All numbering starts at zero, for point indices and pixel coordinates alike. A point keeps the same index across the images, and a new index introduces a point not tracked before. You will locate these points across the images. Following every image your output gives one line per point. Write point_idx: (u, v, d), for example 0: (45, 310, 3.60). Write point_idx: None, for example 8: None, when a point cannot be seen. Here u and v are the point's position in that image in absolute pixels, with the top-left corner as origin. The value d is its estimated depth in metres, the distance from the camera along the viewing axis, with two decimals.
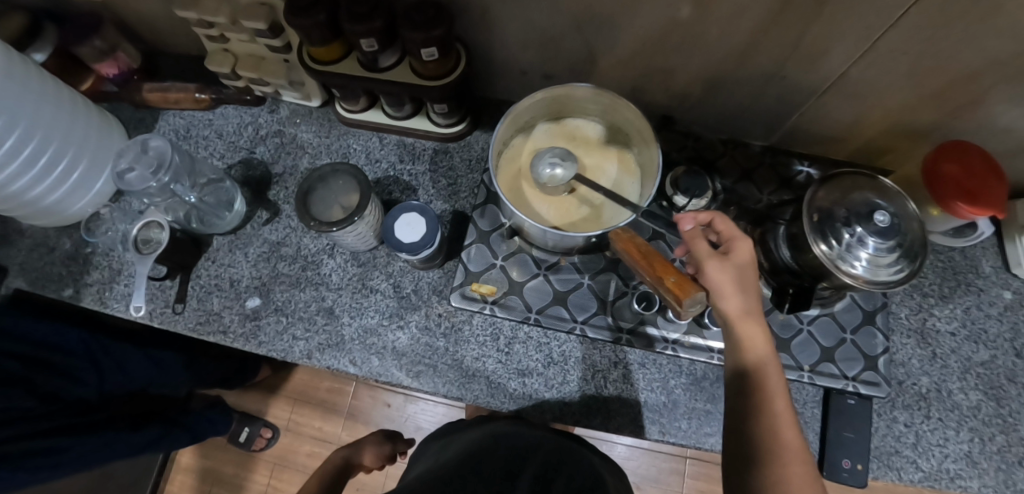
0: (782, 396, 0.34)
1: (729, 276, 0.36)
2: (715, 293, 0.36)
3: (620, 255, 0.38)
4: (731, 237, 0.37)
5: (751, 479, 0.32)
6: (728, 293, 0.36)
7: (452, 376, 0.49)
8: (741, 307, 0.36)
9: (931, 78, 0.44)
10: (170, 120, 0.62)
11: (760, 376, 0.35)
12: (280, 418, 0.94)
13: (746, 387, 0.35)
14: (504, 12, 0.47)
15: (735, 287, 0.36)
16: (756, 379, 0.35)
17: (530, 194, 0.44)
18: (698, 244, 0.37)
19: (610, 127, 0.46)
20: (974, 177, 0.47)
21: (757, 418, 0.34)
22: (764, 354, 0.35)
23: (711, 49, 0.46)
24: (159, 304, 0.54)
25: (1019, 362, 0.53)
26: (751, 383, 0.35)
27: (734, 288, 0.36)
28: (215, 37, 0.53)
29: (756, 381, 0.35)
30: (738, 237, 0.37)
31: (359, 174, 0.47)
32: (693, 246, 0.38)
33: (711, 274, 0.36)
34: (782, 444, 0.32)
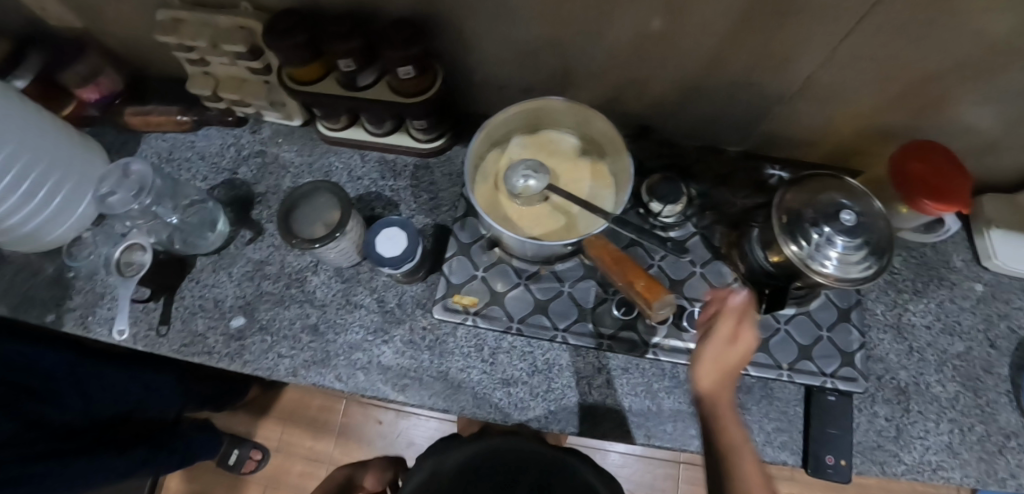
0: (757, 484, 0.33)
1: (725, 353, 0.35)
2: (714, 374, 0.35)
3: (593, 261, 0.39)
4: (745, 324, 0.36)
5: None
6: (711, 360, 0.35)
7: (438, 388, 0.49)
8: (718, 369, 0.35)
9: (893, 80, 0.45)
10: (153, 143, 0.62)
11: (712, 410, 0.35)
12: (271, 438, 0.94)
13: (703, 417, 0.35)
14: (478, 29, 0.48)
15: (725, 359, 0.35)
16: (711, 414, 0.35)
17: (507, 206, 0.45)
18: (719, 325, 0.35)
19: (583, 137, 0.47)
20: (938, 175, 0.48)
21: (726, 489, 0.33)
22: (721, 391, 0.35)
23: (682, 59, 0.47)
24: (142, 327, 0.54)
25: (993, 353, 0.55)
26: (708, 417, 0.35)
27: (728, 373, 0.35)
28: (196, 61, 0.54)
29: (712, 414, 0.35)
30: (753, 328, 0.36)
31: (341, 192, 0.48)
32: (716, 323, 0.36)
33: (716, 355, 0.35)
34: None
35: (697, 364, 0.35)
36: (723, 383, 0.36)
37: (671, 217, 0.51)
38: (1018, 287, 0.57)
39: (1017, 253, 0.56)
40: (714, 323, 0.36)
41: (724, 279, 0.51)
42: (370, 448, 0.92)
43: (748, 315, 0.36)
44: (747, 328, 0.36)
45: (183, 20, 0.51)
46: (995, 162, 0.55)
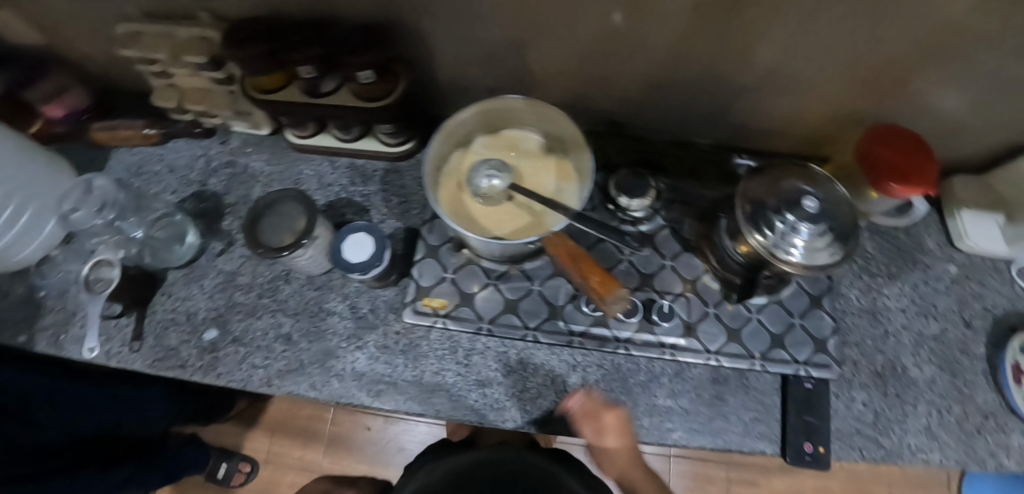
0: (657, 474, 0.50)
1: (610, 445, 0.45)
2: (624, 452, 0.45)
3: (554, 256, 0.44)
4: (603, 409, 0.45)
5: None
6: (617, 449, 0.45)
7: (413, 392, 0.49)
8: (622, 450, 0.45)
9: (853, 66, 0.45)
10: (122, 158, 0.62)
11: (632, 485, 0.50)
12: (260, 450, 0.93)
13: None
14: (438, 31, 0.48)
15: (616, 447, 0.45)
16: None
17: (472, 206, 0.44)
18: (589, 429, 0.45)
19: (547, 135, 0.47)
20: (905, 158, 0.48)
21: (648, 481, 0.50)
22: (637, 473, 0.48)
23: (644, 54, 0.47)
24: (115, 343, 0.53)
25: (969, 333, 0.55)
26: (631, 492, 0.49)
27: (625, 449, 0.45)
28: (160, 74, 0.54)
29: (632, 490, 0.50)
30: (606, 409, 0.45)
31: (308, 199, 0.48)
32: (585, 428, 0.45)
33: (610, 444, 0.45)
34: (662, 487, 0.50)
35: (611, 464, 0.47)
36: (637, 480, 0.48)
37: (639, 211, 0.51)
38: (991, 267, 0.58)
39: (988, 232, 0.56)
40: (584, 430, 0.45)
41: (695, 271, 0.51)
42: (360, 455, 0.92)
43: (596, 405, 0.45)
44: (603, 413, 0.45)
45: (142, 33, 0.50)
46: (962, 143, 0.56)
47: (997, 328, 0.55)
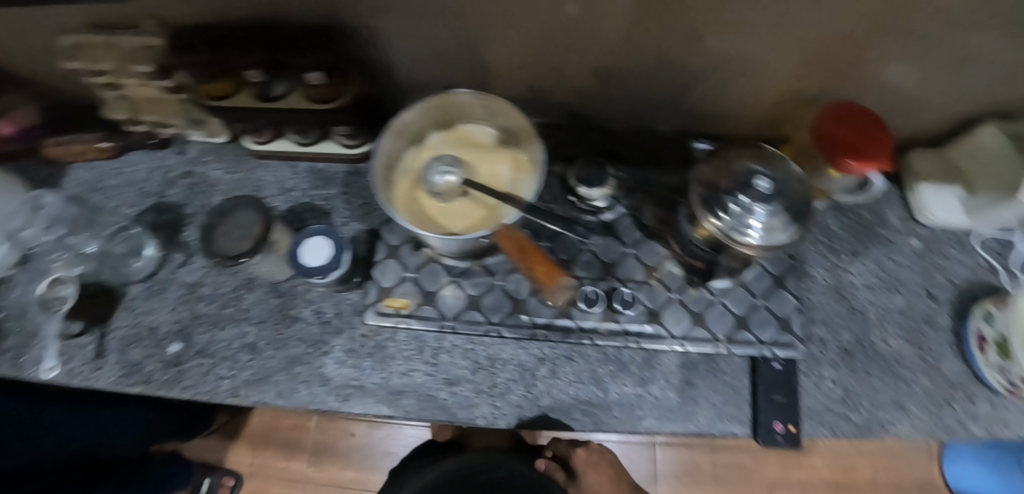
0: None
1: None
2: None
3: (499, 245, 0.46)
4: None
5: None
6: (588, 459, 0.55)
7: (381, 395, 0.49)
8: None
9: (803, 46, 0.45)
10: (78, 175, 0.61)
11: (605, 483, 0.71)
12: (244, 462, 0.92)
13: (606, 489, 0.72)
14: (385, 29, 0.47)
15: None
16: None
17: (427, 204, 0.44)
18: None
19: (501, 127, 0.47)
20: (860, 135, 0.48)
21: None
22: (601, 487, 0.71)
23: (595, 43, 0.47)
24: (77, 362, 0.52)
25: (933, 305, 0.56)
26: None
27: None
28: (108, 85, 0.52)
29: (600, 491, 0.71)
30: None
31: (261, 206, 0.48)
32: None
33: None
34: None
35: None
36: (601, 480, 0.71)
37: (600, 201, 0.51)
38: (953, 239, 0.58)
39: (948, 205, 0.57)
40: None
41: (658, 257, 0.51)
42: (346, 461, 0.92)
43: None
44: None
45: (84, 45, 0.49)
46: (915, 118, 0.56)
47: (961, 299, 0.56)
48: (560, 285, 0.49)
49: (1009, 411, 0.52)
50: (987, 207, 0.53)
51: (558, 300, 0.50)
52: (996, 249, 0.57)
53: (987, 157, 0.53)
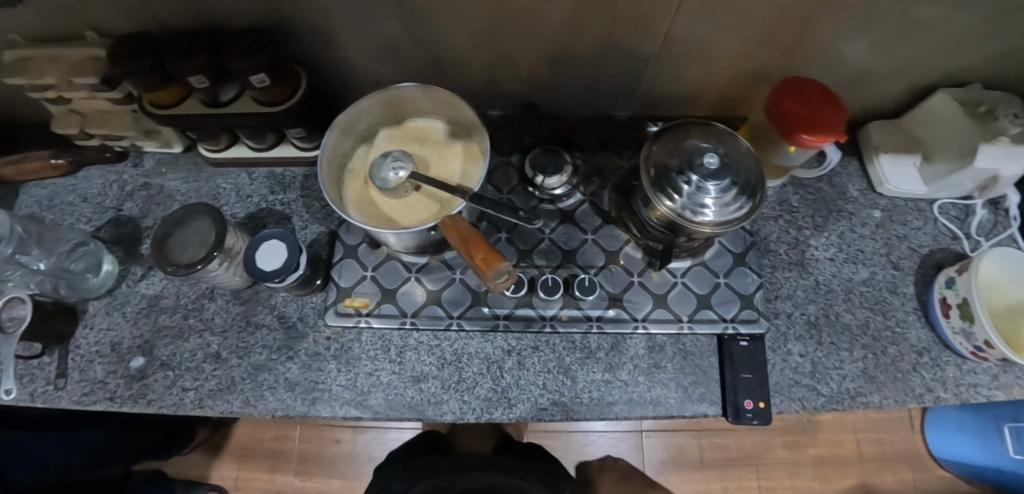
0: None
1: None
2: None
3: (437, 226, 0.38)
4: None
5: None
6: None
7: (348, 397, 0.48)
8: None
9: (748, 23, 0.45)
10: (33, 192, 0.59)
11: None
12: (229, 477, 0.92)
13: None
14: (329, 27, 0.46)
15: None
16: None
17: (380, 203, 0.44)
18: None
19: (450, 121, 0.47)
20: (812, 108, 0.49)
21: None
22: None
23: (541, 30, 0.47)
24: (38, 384, 0.51)
25: (897, 274, 0.56)
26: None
27: None
28: (56, 100, 0.52)
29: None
30: None
31: (215, 212, 0.47)
32: None
33: None
34: None
35: None
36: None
37: (558, 189, 0.51)
38: (914, 209, 0.59)
39: (906, 175, 0.58)
40: None
41: (618, 242, 0.51)
42: (332, 469, 0.91)
43: None
44: None
45: (29, 59, 0.49)
46: (867, 89, 0.57)
47: (925, 266, 0.56)
48: (501, 270, 0.38)
49: (977, 375, 0.52)
50: (940, 176, 0.55)
51: (501, 285, 0.40)
52: (956, 216, 0.58)
53: (943, 124, 0.55)
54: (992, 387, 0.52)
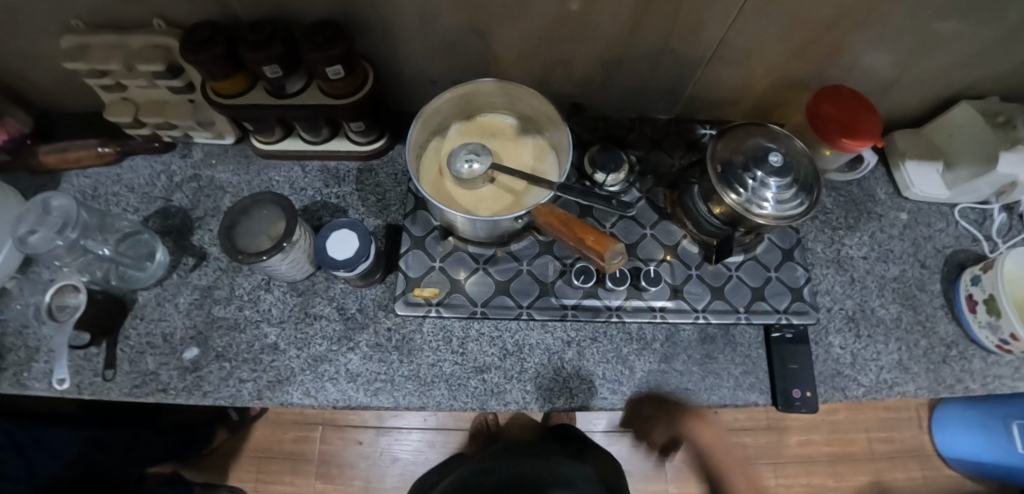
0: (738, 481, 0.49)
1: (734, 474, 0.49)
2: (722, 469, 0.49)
3: (544, 227, 0.43)
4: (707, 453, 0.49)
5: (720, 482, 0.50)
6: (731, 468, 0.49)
7: (411, 387, 0.48)
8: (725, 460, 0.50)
9: (797, 35, 0.49)
10: (75, 181, 0.58)
11: (721, 468, 0.49)
12: (247, 480, 0.89)
13: (715, 468, 0.50)
14: (399, 25, 0.48)
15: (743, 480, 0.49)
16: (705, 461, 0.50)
17: (456, 194, 0.45)
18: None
19: (520, 117, 0.48)
20: (855, 112, 0.51)
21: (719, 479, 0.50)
22: (726, 456, 0.49)
23: (604, 35, 0.49)
24: (86, 375, 0.49)
25: (925, 272, 0.59)
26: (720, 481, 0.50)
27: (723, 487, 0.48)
28: (111, 87, 0.51)
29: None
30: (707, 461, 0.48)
31: (284, 202, 0.47)
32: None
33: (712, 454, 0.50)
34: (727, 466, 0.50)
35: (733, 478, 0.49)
36: (723, 451, 0.49)
37: (615, 186, 0.53)
38: (937, 212, 0.63)
39: (930, 179, 0.62)
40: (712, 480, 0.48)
41: (674, 237, 0.54)
42: (354, 471, 0.90)
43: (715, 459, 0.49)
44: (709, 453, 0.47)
45: (89, 45, 0.48)
46: (895, 98, 0.61)
47: (948, 265, 0.60)
48: (616, 251, 0.42)
49: (1000, 367, 0.56)
50: (962, 180, 0.60)
51: (613, 267, 0.43)
52: (975, 219, 0.62)
53: (964, 131, 0.59)
54: (1015, 378, 0.55)
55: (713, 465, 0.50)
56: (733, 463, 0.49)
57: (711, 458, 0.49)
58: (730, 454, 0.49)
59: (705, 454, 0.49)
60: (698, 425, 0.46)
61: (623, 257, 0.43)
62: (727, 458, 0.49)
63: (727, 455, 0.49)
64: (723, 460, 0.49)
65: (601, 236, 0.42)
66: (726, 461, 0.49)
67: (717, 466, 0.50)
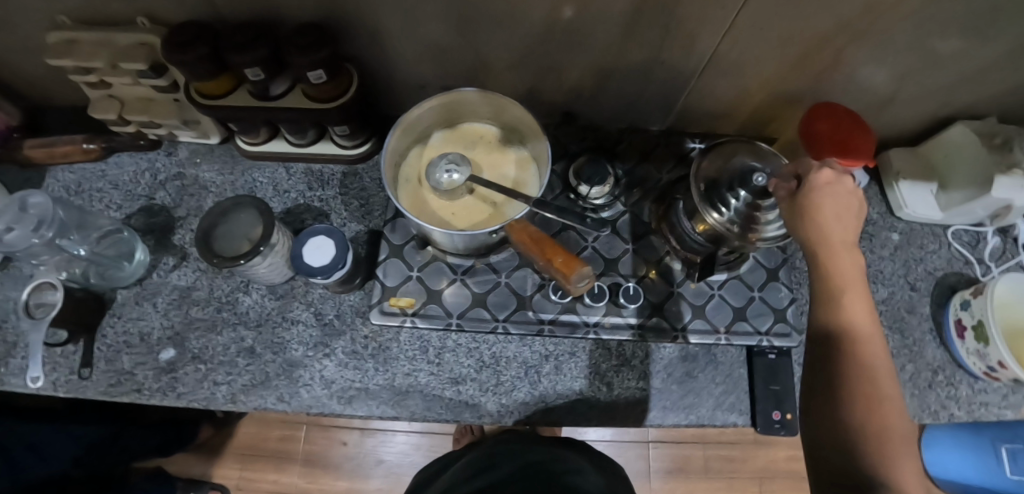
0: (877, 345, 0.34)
1: (848, 251, 0.36)
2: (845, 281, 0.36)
3: (516, 243, 0.42)
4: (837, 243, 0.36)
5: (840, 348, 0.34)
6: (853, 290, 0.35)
7: (385, 396, 0.48)
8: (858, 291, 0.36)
9: (791, 49, 0.48)
10: (60, 177, 0.58)
11: (855, 328, 0.34)
12: (231, 477, 0.90)
13: (832, 331, 0.35)
14: (386, 29, 0.47)
15: (849, 256, 0.36)
16: (833, 299, 0.36)
17: (434, 204, 0.44)
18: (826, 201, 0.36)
19: (504, 126, 0.47)
20: (854, 129, 0.48)
21: (842, 335, 0.34)
22: (864, 313, 0.35)
23: (595, 44, 0.48)
24: (63, 372, 0.49)
25: (915, 295, 0.58)
26: (832, 300, 0.36)
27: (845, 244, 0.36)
28: (97, 84, 0.51)
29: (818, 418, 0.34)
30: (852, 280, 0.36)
31: (262, 205, 0.46)
32: (829, 211, 0.36)
33: (843, 271, 0.36)
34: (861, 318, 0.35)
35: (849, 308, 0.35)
36: (863, 299, 0.35)
37: (599, 199, 0.52)
38: (930, 233, 0.62)
39: (923, 201, 0.61)
40: (830, 221, 0.36)
41: (657, 253, 0.53)
42: (338, 472, 0.90)
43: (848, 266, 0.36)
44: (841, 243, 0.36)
45: (74, 41, 0.47)
46: (891, 115, 0.59)
47: (939, 288, 0.59)
48: (583, 275, 0.42)
49: (988, 394, 0.55)
50: (955, 203, 0.59)
51: (576, 290, 0.43)
52: (968, 242, 0.61)
53: (958, 153, 0.58)
54: (1001, 406, 0.54)
55: (845, 314, 0.35)
56: (857, 290, 0.35)
57: (844, 302, 0.35)
58: (881, 336, 0.34)
59: (831, 260, 0.36)
60: (840, 220, 0.36)
61: (589, 280, 0.43)
62: (855, 281, 0.36)
63: (873, 319, 0.35)
64: (869, 320, 0.35)
65: (569, 258, 0.42)
66: (870, 345, 0.34)
67: (853, 330, 0.34)
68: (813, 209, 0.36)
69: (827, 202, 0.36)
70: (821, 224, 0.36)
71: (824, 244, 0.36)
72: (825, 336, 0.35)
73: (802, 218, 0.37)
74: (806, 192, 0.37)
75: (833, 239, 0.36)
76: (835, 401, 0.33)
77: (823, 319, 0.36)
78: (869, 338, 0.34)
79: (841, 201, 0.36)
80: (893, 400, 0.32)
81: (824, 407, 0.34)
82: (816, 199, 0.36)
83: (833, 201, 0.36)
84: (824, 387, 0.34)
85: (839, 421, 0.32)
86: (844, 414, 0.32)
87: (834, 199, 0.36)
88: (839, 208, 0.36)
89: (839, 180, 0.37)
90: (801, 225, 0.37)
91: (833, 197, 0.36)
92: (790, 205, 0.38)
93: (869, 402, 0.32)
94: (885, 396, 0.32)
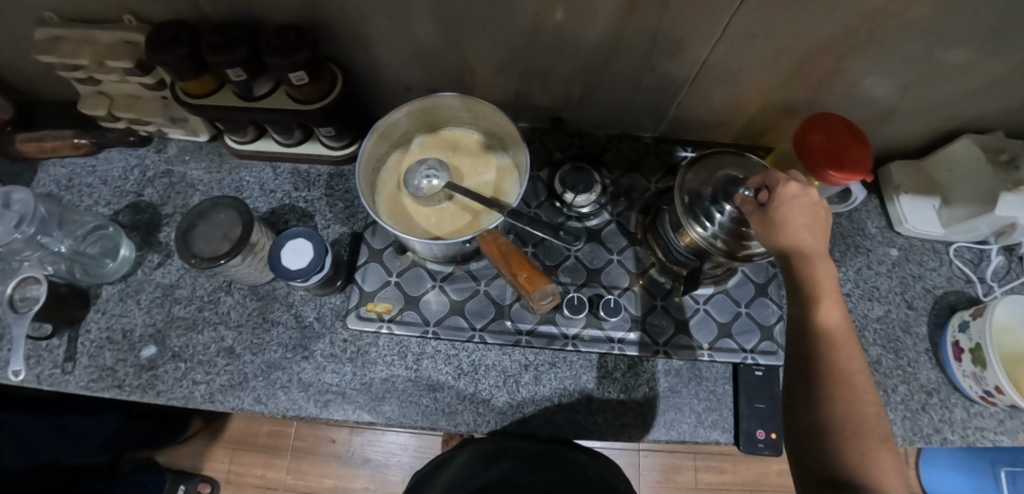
0: (856, 357, 0.33)
1: (823, 263, 0.35)
2: (823, 293, 0.34)
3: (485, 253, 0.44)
4: (812, 254, 0.35)
5: (819, 366, 0.33)
6: (831, 301, 0.34)
7: (361, 401, 0.48)
8: (835, 301, 0.34)
9: (785, 59, 0.46)
10: (51, 171, 0.58)
11: (831, 342, 0.33)
12: (221, 470, 0.91)
13: (809, 347, 0.34)
14: (369, 31, 0.46)
15: (823, 268, 0.35)
16: (808, 312, 0.34)
17: (412, 209, 0.44)
18: (796, 214, 0.35)
19: (486, 133, 0.47)
20: (854, 140, 0.46)
21: (821, 349, 0.33)
22: (838, 323, 0.34)
23: (582, 49, 0.47)
24: (46, 366, 0.49)
25: (911, 313, 0.57)
26: (808, 312, 0.34)
27: (820, 254, 0.35)
28: (85, 80, 0.51)
29: (807, 446, 0.32)
30: (828, 292, 0.34)
31: (241, 206, 0.47)
32: (801, 224, 0.35)
33: (819, 282, 0.35)
34: (836, 330, 0.34)
35: (826, 322, 0.34)
36: (838, 307, 0.34)
37: (585, 207, 0.52)
38: (930, 250, 0.60)
39: (924, 216, 0.59)
40: (803, 234, 0.35)
41: (642, 264, 0.52)
42: (326, 469, 0.90)
43: (825, 276, 0.35)
44: (817, 255, 0.35)
45: (61, 38, 0.47)
46: (892, 128, 0.58)
47: (937, 307, 0.57)
48: (546, 291, 0.44)
49: (983, 419, 0.53)
50: (958, 219, 0.56)
51: (540, 305, 0.45)
52: (970, 259, 0.59)
53: (961, 168, 0.56)
54: (998, 432, 0.52)
55: (821, 328, 0.34)
56: (832, 300, 0.34)
57: (819, 314, 0.34)
58: (854, 346, 0.34)
59: (805, 270, 0.35)
60: (812, 230, 0.35)
61: (551, 294, 0.44)
62: (830, 288, 0.35)
63: (846, 327, 0.34)
64: (842, 331, 0.34)
65: (535, 273, 0.43)
66: (848, 359, 0.33)
67: (830, 345, 0.33)
68: (785, 223, 0.35)
69: (796, 215, 0.35)
70: (796, 237, 0.35)
71: (798, 255, 0.35)
72: (805, 353, 0.34)
73: (776, 232, 0.36)
74: (777, 206, 0.36)
75: (808, 250, 0.35)
76: (824, 428, 0.31)
77: (800, 335, 0.35)
78: (848, 352, 0.33)
79: (812, 212, 0.35)
80: (874, 409, 0.31)
81: (810, 434, 0.32)
82: (786, 214, 0.35)
83: (801, 213, 0.35)
84: (809, 413, 0.32)
85: (830, 447, 0.31)
86: (835, 440, 0.31)
87: (803, 211, 0.35)
88: (809, 219, 0.35)
89: (807, 191, 0.36)
90: (775, 238, 0.36)
91: (803, 208, 0.36)
92: (761, 219, 0.37)
93: (857, 422, 0.31)
94: (868, 411, 0.31)
